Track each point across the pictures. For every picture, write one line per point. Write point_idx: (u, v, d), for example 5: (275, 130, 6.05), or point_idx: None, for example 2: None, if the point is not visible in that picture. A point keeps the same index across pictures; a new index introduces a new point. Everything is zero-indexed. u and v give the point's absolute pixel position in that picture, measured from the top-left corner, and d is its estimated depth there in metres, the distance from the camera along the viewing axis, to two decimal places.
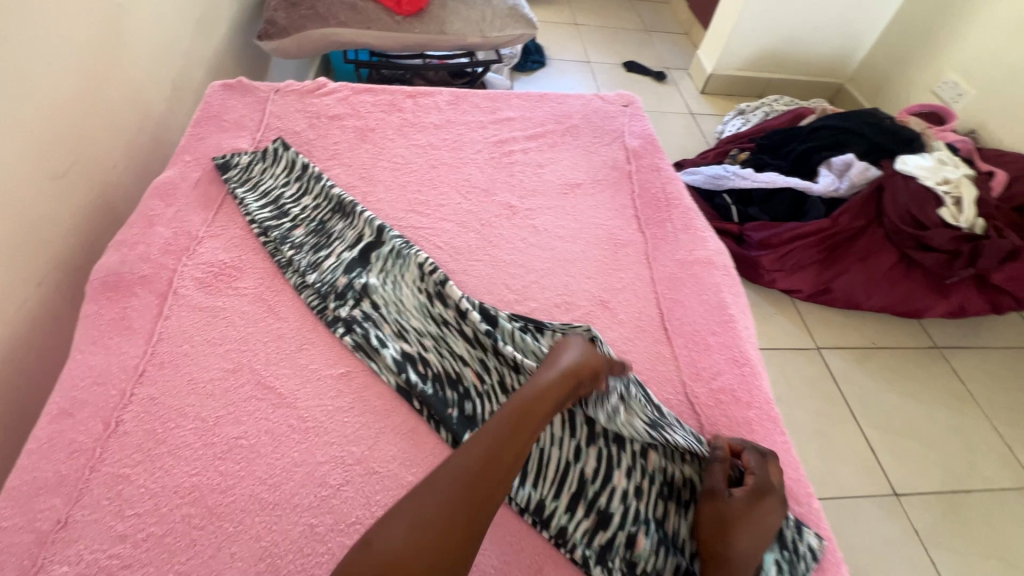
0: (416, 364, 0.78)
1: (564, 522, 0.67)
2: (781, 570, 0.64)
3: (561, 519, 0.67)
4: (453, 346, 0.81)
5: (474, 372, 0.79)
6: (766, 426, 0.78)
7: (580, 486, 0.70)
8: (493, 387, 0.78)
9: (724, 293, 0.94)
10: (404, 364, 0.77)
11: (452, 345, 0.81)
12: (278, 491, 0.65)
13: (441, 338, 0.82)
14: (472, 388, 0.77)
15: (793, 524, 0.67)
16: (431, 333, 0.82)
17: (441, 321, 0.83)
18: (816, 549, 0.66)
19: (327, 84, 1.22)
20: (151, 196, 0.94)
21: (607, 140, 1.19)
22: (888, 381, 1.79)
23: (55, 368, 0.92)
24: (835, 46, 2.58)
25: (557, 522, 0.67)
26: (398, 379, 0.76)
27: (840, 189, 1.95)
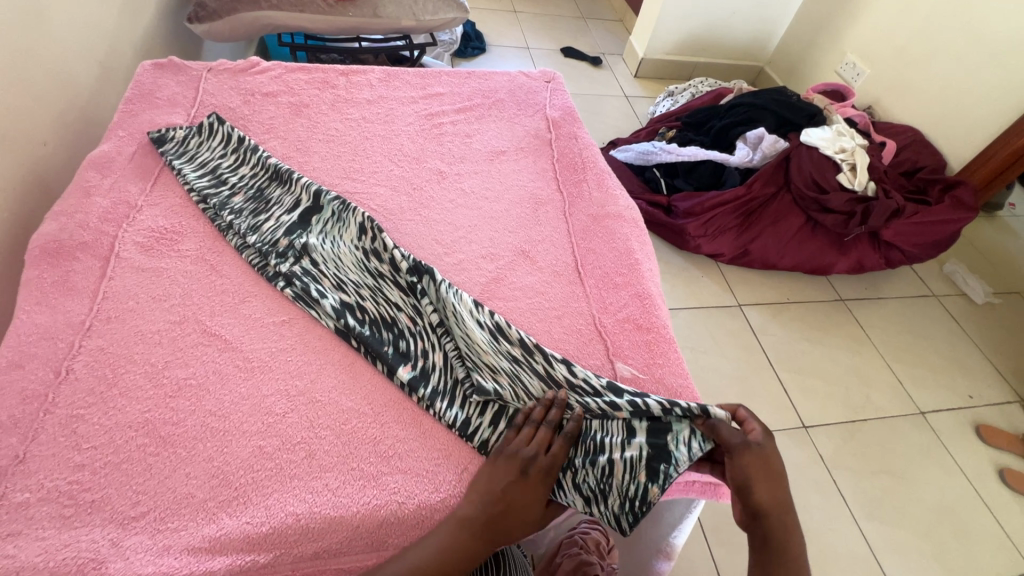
0: (354, 311, 0.86)
1: (478, 425, 0.77)
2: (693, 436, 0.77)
3: (478, 420, 0.77)
4: (389, 295, 0.89)
5: (408, 319, 0.87)
6: (664, 346, 0.91)
7: (506, 409, 0.80)
8: (426, 330, 0.87)
9: (632, 242, 1.06)
10: (343, 311, 0.85)
11: (388, 294, 0.89)
12: (227, 420, 0.72)
13: (377, 288, 0.90)
14: (405, 331, 0.86)
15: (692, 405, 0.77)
16: (368, 284, 0.90)
17: (377, 274, 0.91)
18: (716, 418, 0.76)
19: (260, 63, 1.26)
20: (87, 169, 0.97)
21: (531, 113, 1.30)
22: (798, 330, 2.00)
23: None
24: (752, 31, 2.79)
25: (481, 434, 0.76)
26: (337, 323, 0.83)
27: (753, 160, 2.14)
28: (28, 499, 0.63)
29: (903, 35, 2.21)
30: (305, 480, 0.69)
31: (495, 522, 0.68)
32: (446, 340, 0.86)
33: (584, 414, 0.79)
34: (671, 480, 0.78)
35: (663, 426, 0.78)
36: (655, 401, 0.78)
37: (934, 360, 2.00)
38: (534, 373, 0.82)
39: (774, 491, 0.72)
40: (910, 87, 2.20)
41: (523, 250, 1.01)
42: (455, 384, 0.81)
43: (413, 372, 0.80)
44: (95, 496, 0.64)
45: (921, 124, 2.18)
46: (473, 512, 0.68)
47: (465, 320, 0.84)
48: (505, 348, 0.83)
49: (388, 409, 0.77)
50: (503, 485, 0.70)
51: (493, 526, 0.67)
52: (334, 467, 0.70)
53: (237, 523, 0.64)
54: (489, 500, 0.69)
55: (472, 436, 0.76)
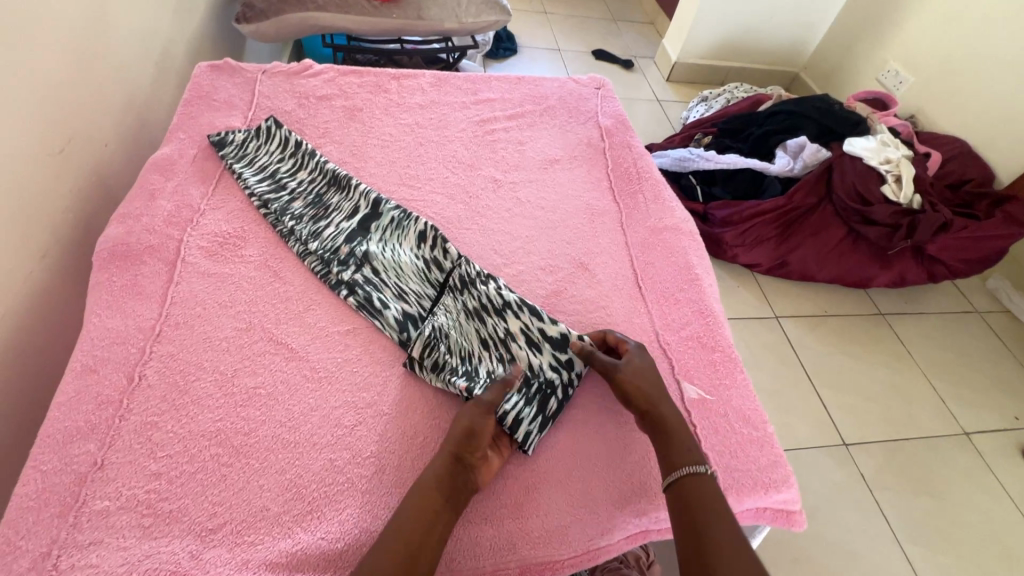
0: (417, 322, 0.85)
1: (522, 416, 0.76)
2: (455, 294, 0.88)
3: (523, 413, 0.76)
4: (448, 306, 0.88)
5: (442, 315, 0.86)
6: (729, 366, 0.89)
7: (545, 397, 0.79)
8: (456, 323, 0.86)
9: (690, 255, 1.04)
10: (406, 322, 0.84)
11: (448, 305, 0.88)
12: (298, 432, 0.71)
13: (438, 300, 0.89)
14: (443, 327, 0.84)
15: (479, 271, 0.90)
16: (429, 295, 0.89)
17: (439, 285, 0.90)
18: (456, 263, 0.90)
19: (314, 66, 1.26)
20: (150, 171, 0.97)
21: (582, 120, 1.28)
22: (838, 344, 1.96)
23: (71, 338, 0.95)
24: (790, 36, 2.74)
25: (525, 428, 0.75)
26: (400, 335, 0.83)
27: (794, 169, 2.10)
28: (108, 507, 0.63)
29: (951, 43, 2.14)
30: (377, 495, 0.68)
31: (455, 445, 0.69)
32: (475, 331, 0.85)
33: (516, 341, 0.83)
34: (742, 505, 0.76)
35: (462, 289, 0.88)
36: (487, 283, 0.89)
37: (978, 380, 1.94)
38: (549, 358, 0.82)
39: (652, 389, 0.77)
40: (957, 97, 2.14)
41: (581, 263, 0.99)
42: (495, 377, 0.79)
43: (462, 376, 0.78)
44: (173, 506, 0.64)
45: (968, 135, 2.12)
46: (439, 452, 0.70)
47: (493, 313, 0.85)
48: (529, 339, 0.83)
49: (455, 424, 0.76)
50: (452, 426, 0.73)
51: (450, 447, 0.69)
52: (405, 482, 0.69)
53: (313, 538, 0.64)
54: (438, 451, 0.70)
55: (517, 431, 0.75)
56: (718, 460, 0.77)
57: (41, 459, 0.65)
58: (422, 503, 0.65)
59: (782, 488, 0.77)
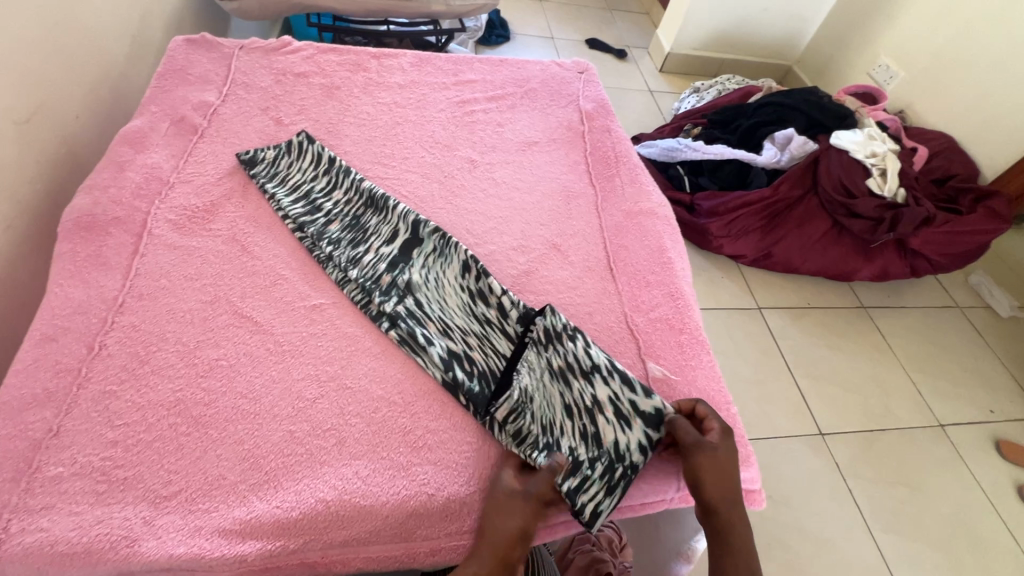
0: (462, 362, 0.80)
1: (602, 508, 0.71)
2: (537, 351, 0.82)
3: (593, 493, 0.72)
4: (496, 345, 0.84)
5: (525, 371, 0.80)
6: (696, 348, 0.89)
7: (627, 485, 0.73)
8: (539, 383, 0.80)
9: (664, 239, 1.04)
10: (451, 361, 0.79)
11: (496, 343, 0.84)
12: (258, 403, 0.71)
13: (484, 336, 0.84)
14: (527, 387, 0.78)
15: (567, 325, 0.82)
16: (474, 331, 0.84)
17: (485, 320, 0.86)
18: (547, 320, 0.82)
19: (292, 43, 1.24)
20: (120, 143, 0.96)
21: (563, 104, 1.27)
22: (819, 336, 1.97)
23: (34, 309, 0.94)
24: (783, 28, 2.73)
25: (595, 509, 0.71)
26: (445, 375, 0.78)
27: (780, 162, 2.09)
28: (62, 473, 0.63)
29: (941, 38, 2.14)
30: (335, 467, 0.68)
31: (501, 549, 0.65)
32: (558, 395, 0.79)
33: (603, 413, 0.77)
34: None
35: (547, 346, 0.82)
36: (581, 342, 0.81)
37: (955, 373, 1.96)
38: (639, 436, 0.75)
39: (722, 482, 0.71)
40: (945, 92, 2.14)
41: (554, 244, 0.99)
42: (577, 461, 0.74)
43: (543, 454, 0.73)
44: (128, 474, 0.64)
45: (955, 130, 2.12)
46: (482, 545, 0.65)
47: (580, 376, 0.79)
48: (614, 412, 0.77)
49: (419, 399, 0.76)
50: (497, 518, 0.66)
51: (497, 548, 0.65)
52: (364, 455, 0.69)
53: (268, 506, 0.64)
54: (476, 550, 0.65)
55: (585, 511, 0.70)
56: None
57: None
58: None
59: (741, 468, 0.78)
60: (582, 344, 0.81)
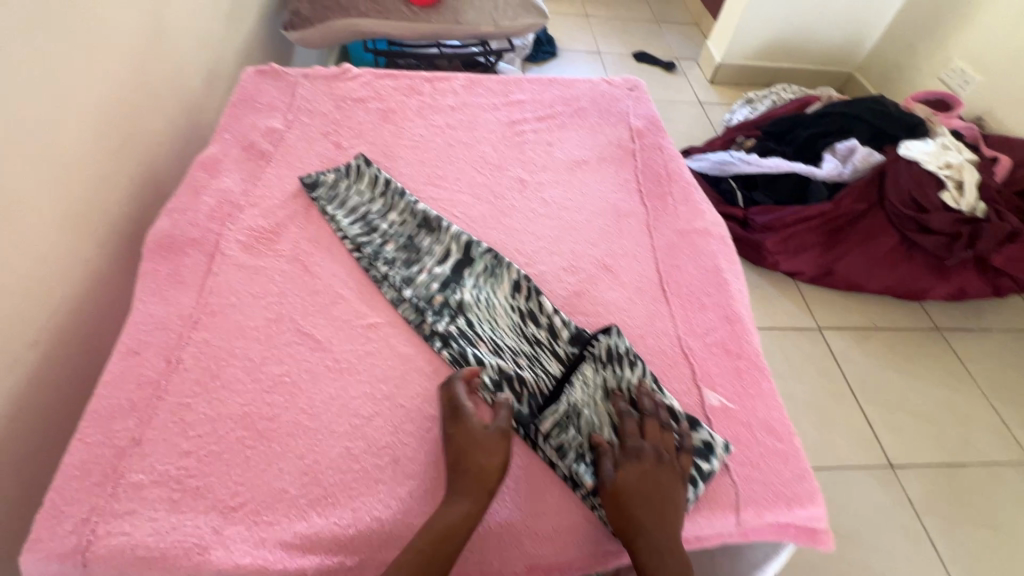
0: (512, 382, 0.80)
1: None
2: (594, 370, 0.81)
3: None
4: (546, 365, 0.83)
5: (577, 385, 0.79)
6: (755, 375, 0.85)
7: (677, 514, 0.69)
8: (592, 400, 0.78)
9: (719, 260, 1.01)
10: (501, 382, 0.79)
11: (546, 364, 0.83)
12: (318, 419, 0.74)
13: (535, 357, 0.84)
14: (577, 401, 0.77)
15: (627, 350, 0.82)
16: (525, 351, 0.84)
17: (535, 341, 0.86)
18: (607, 344, 0.82)
19: (352, 70, 1.30)
20: (197, 169, 1.03)
21: (613, 121, 1.27)
22: (885, 360, 1.84)
23: (120, 322, 1.02)
24: (841, 35, 2.62)
25: None
26: (495, 396, 0.78)
27: (843, 174, 1.99)
28: (142, 480, 0.67)
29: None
30: (389, 485, 0.69)
31: (482, 482, 0.67)
32: (610, 414, 0.77)
33: None
34: (763, 519, 0.72)
35: (603, 368, 0.81)
36: (642, 369, 0.80)
37: None
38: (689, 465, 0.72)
39: (630, 526, 0.66)
40: None
41: (604, 264, 0.98)
42: None
43: (589, 470, 0.71)
44: (200, 483, 0.68)
45: None
46: (461, 481, 0.66)
47: (632, 401, 0.78)
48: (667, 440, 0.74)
49: (470, 420, 0.76)
50: (475, 454, 0.68)
51: (477, 483, 0.66)
52: (417, 474, 0.70)
53: (326, 522, 0.66)
54: (458, 484, 0.66)
55: None
56: (739, 471, 0.74)
57: (86, 432, 0.70)
58: (444, 532, 0.63)
59: (807, 504, 0.73)
60: (640, 372, 0.80)
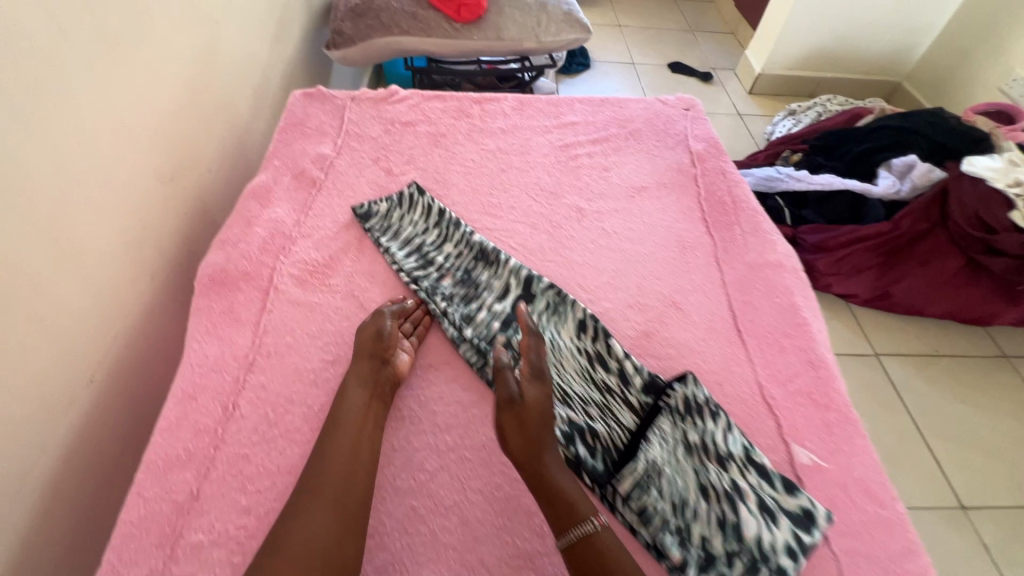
0: (584, 435, 0.74)
1: None
2: (673, 424, 0.74)
3: None
4: (619, 416, 0.77)
5: (655, 442, 0.72)
6: (846, 429, 0.78)
7: None
8: (672, 457, 0.72)
9: (796, 296, 0.94)
10: (573, 436, 0.74)
11: (619, 415, 0.77)
12: (381, 474, 0.70)
13: (606, 406, 0.78)
14: (657, 459, 0.71)
15: (709, 401, 0.75)
16: (595, 400, 0.79)
17: (605, 388, 0.80)
18: (687, 395, 0.76)
19: (399, 91, 1.27)
20: (248, 199, 1.01)
21: (671, 144, 1.21)
22: (949, 389, 1.73)
23: (175, 354, 1.00)
24: (890, 43, 2.50)
25: None
26: (567, 452, 0.72)
27: (900, 192, 1.89)
28: (202, 541, 0.63)
29: None
30: (459, 551, 0.64)
31: (370, 349, 0.77)
32: (693, 475, 0.70)
33: (746, 503, 0.66)
34: None
35: (683, 422, 0.74)
36: (726, 422, 0.73)
37: None
38: (786, 536, 0.64)
39: (523, 437, 0.69)
40: None
41: (672, 301, 0.92)
42: (711, 554, 0.64)
43: (676, 539, 0.65)
44: None
45: None
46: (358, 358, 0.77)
47: (714, 460, 0.71)
48: (758, 505, 0.66)
49: None
50: (364, 335, 0.79)
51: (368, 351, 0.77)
52: (488, 539, 0.65)
53: None
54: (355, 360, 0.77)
55: None
56: (840, 543, 0.67)
57: (143, 485, 0.67)
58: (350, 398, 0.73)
59: None
60: (723, 427, 0.73)
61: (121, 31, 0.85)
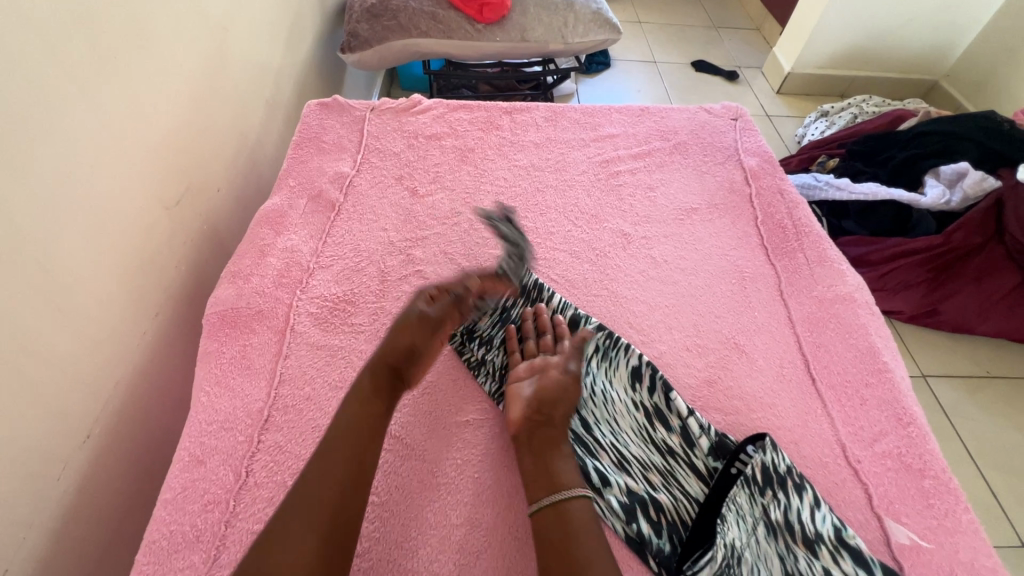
0: (648, 509, 0.65)
1: None
2: (750, 497, 0.64)
3: None
4: (685, 485, 0.68)
5: (732, 520, 0.63)
6: (947, 500, 0.68)
7: None
8: (751, 539, 0.62)
9: (874, 336, 0.84)
10: (634, 509, 0.64)
11: (684, 483, 0.68)
12: (416, 557, 0.61)
13: (669, 473, 0.69)
14: (735, 542, 0.61)
15: (791, 470, 0.64)
16: (656, 465, 0.70)
17: (667, 450, 0.71)
18: (766, 464, 0.64)
19: (422, 101, 1.17)
20: (261, 225, 0.92)
21: (720, 159, 1.10)
22: (1005, 415, 1.60)
23: (184, 395, 0.92)
24: (930, 39, 2.34)
25: None
26: (628, 529, 0.63)
27: (951, 202, 1.75)
28: None
29: None
30: None
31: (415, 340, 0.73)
32: (777, 562, 0.60)
33: None
34: None
35: (761, 494, 0.64)
36: (813, 496, 0.63)
37: None
38: None
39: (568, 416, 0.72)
40: None
41: (735, 343, 0.82)
42: None
43: None
44: None
45: None
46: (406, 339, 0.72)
47: (802, 544, 0.60)
48: None
49: None
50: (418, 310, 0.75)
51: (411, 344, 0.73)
52: None
53: None
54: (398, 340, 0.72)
55: None
56: None
57: (146, 571, 0.59)
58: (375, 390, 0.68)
59: None
60: (809, 502, 0.62)
61: (119, 42, 0.76)
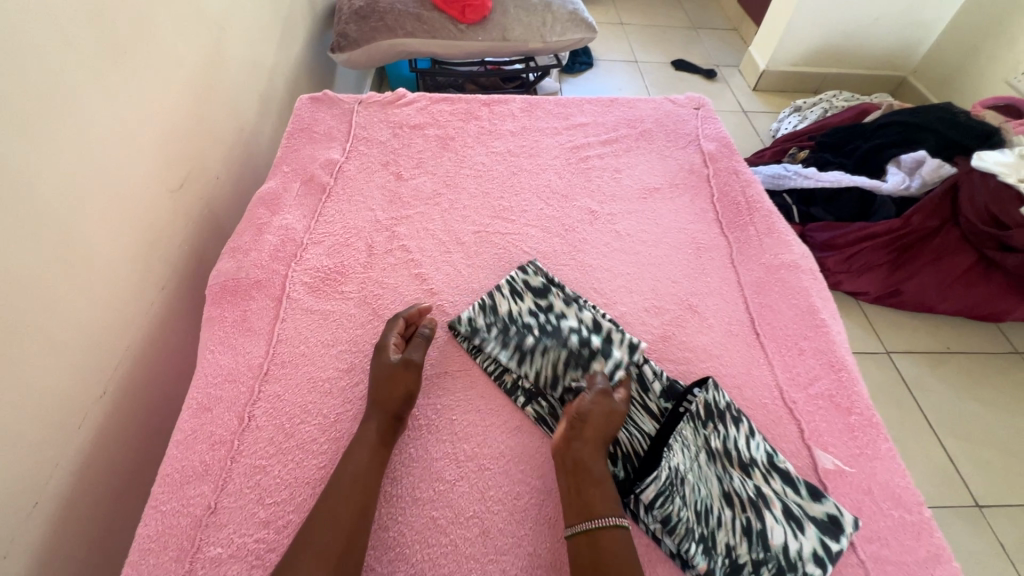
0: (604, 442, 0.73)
1: None
2: (694, 428, 0.72)
3: None
4: (640, 423, 0.76)
5: (678, 448, 0.70)
6: (869, 433, 0.77)
7: None
8: (694, 463, 0.70)
9: (814, 297, 0.93)
10: None
11: (638, 422, 0.77)
12: (400, 484, 0.69)
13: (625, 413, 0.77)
14: (680, 467, 0.68)
15: (729, 406, 0.75)
16: None
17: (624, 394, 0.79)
18: (707, 400, 0.74)
19: (407, 95, 1.26)
20: (258, 206, 1.00)
21: (682, 144, 1.20)
22: (963, 386, 1.70)
23: (186, 363, 0.99)
24: (895, 37, 2.46)
25: None
26: None
27: (910, 188, 1.85)
28: (220, 555, 0.62)
29: None
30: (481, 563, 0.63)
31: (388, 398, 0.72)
32: (716, 481, 0.69)
33: (771, 511, 0.65)
34: None
35: (706, 426, 0.72)
36: (749, 426, 0.73)
37: None
38: (813, 544, 0.64)
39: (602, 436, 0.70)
40: None
41: (689, 304, 0.91)
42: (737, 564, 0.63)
43: (701, 549, 0.64)
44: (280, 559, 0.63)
45: None
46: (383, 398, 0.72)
47: (738, 467, 0.70)
48: (783, 513, 0.65)
49: None
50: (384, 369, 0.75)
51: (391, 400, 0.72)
52: (510, 550, 0.65)
53: None
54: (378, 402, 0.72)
55: None
56: (869, 550, 0.66)
57: (161, 498, 0.67)
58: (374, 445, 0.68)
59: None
60: (744, 433, 0.72)
61: (128, 39, 0.85)
